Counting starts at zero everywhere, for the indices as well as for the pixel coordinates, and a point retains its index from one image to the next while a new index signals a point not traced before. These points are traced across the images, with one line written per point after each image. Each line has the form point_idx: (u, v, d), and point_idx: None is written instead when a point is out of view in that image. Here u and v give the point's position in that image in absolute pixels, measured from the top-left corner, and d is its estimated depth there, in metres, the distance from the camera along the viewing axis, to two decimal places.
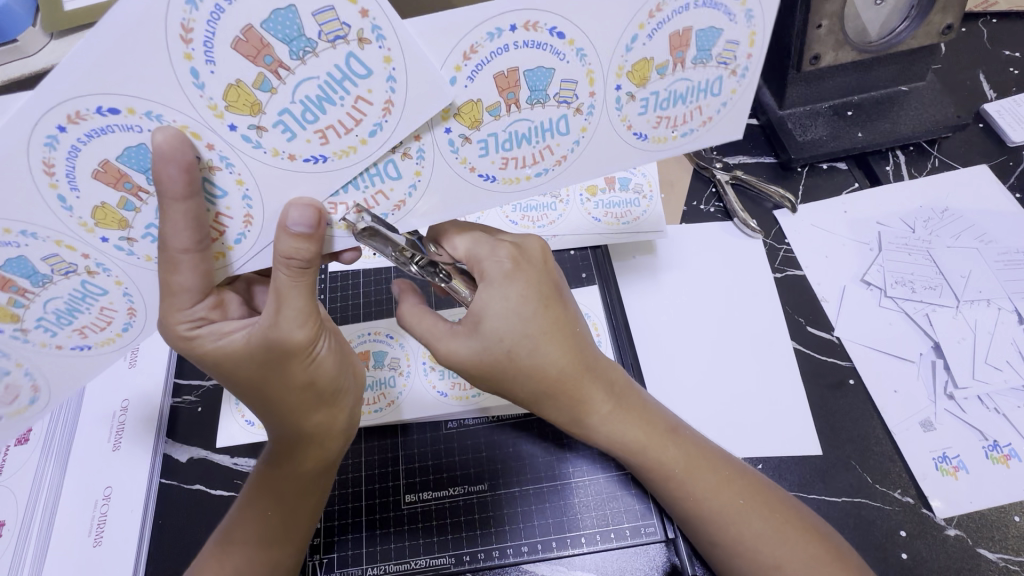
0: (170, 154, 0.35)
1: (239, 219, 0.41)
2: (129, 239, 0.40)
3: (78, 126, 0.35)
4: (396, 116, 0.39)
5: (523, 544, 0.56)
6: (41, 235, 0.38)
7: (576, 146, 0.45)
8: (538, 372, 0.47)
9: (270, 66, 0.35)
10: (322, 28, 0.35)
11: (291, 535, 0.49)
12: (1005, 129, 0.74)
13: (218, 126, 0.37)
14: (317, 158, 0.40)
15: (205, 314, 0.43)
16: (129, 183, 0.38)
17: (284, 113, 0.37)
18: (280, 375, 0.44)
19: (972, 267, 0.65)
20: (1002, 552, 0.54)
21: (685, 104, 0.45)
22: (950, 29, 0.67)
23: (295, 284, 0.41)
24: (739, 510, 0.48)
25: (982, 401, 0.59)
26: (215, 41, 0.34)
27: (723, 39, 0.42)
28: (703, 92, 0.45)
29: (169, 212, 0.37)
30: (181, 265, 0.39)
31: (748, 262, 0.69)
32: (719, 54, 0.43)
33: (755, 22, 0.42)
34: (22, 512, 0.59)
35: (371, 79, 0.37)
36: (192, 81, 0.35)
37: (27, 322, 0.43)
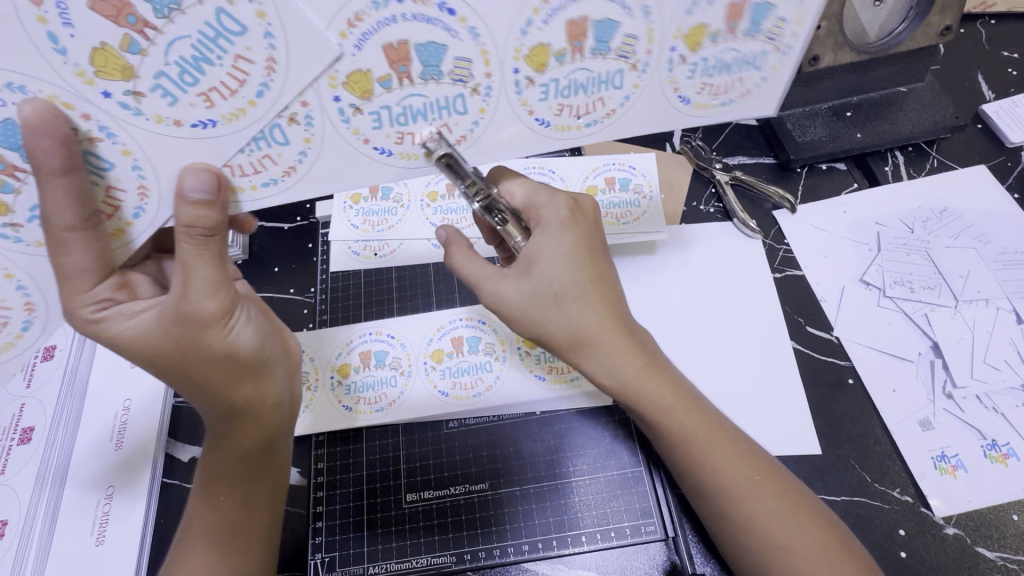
0: (41, 128, 0.35)
1: (140, 192, 0.41)
2: (13, 224, 0.40)
3: None
4: (287, 76, 0.39)
5: (523, 543, 0.56)
6: None
7: (627, 101, 0.46)
8: (577, 323, 0.48)
9: (135, 25, 0.35)
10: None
11: (252, 521, 0.50)
12: (1004, 129, 0.74)
13: (92, 94, 0.36)
14: (205, 124, 0.39)
15: (107, 295, 0.43)
16: (2, 162, 0.38)
17: (162, 75, 0.37)
18: (196, 350, 0.43)
19: (971, 268, 0.66)
20: (1000, 550, 0.54)
21: (728, 75, 0.46)
22: (949, 30, 0.67)
23: (201, 254, 0.41)
24: (756, 486, 0.49)
25: (981, 400, 0.60)
26: (69, 3, 0.33)
27: (775, 15, 0.42)
28: (748, 64, 0.45)
29: (48, 188, 0.37)
30: (69, 243, 0.40)
31: (748, 262, 0.69)
32: (768, 30, 0.43)
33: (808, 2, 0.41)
34: (24, 512, 0.59)
35: (247, 37, 0.36)
36: (52, 46, 0.34)
37: None
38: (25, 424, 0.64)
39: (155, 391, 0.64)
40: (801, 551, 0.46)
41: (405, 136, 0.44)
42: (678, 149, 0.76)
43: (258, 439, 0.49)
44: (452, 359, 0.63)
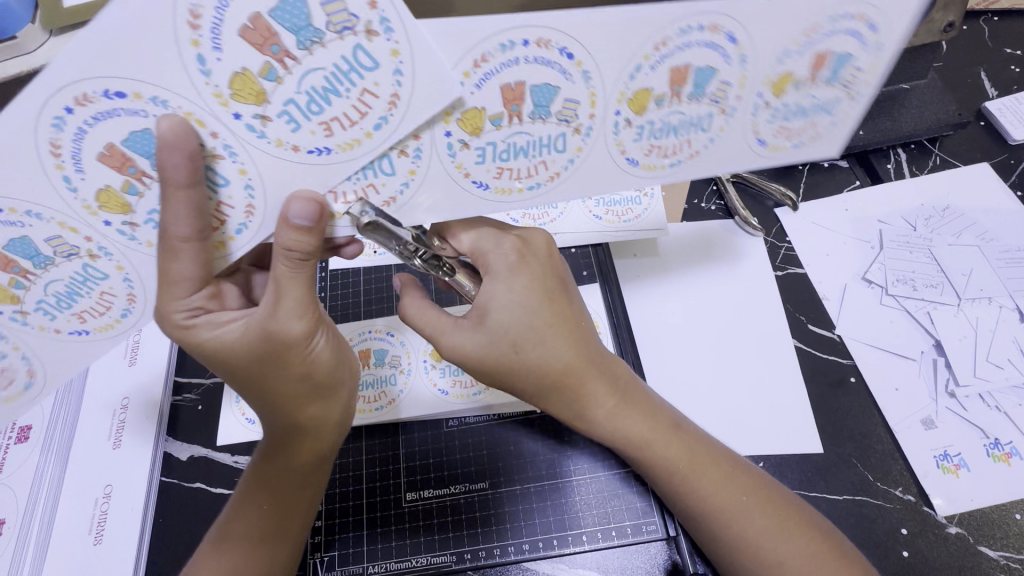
0: (176, 143, 0.35)
1: (243, 208, 0.40)
2: (132, 224, 0.40)
3: (85, 109, 0.35)
4: (404, 110, 0.38)
5: (524, 542, 0.56)
6: (45, 215, 0.38)
7: (711, 143, 0.45)
8: (543, 366, 0.48)
9: (276, 55, 0.35)
10: (330, 18, 0.34)
11: (288, 530, 0.49)
12: (1006, 127, 0.74)
13: (222, 113, 0.36)
14: (321, 150, 0.39)
15: (202, 304, 0.42)
16: (133, 167, 0.37)
17: (291, 103, 0.37)
18: (278, 368, 0.43)
19: (973, 266, 0.65)
20: (1003, 550, 0.54)
21: (805, 119, 0.44)
22: (952, 26, 0.66)
23: (295, 276, 0.41)
24: (745, 507, 0.48)
25: (983, 399, 0.59)
26: (222, 28, 0.33)
27: (854, 65, 0.41)
28: (824, 111, 0.44)
29: (171, 201, 0.36)
30: (180, 254, 0.39)
31: (749, 260, 0.69)
32: (844, 79, 0.42)
33: (884, 48, 0.41)
34: (22, 511, 0.58)
35: (377, 71, 0.36)
36: (197, 65, 0.34)
37: (28, 304, 0.42)
38: (23, 422, 0.63)
39: (154, 389, 0.64)
40: (796, 568, 0.46)
41: (506, 173, 0.44)
42: None
43: (311, 456, 0.49)
44: None
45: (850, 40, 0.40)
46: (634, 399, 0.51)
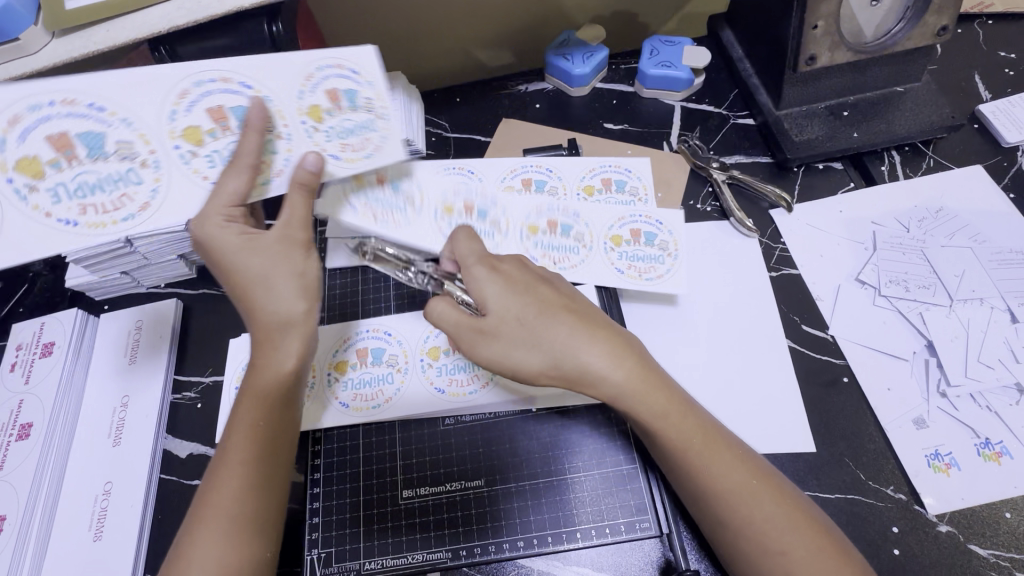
0: (257, 113, 0.50)
1: (275, 172, 0.52)
2: (192, 154, 0.51)
3: (223, 83, 0.50)
4: (385, 154, 0.54)
5: (519, 539, 0.56)
6: (134, 126, 0.49)
7: (497, 246, 0.66)
8: (557, 337, 0.52)
9: (334, 106, 0.52)
10: (367, 100, 0.53)
11: (279, 455, 0.50)
12: (1000, 129, 0.75)
13: (293, 119, 0.52)
14: (333, 156, 0.53)
15: (235, 216, 0.50)
16: (224, 122, 0.51)
17: (330, 129, 0.53)
18: (284, 271, 0.49)
19: (966, 267, 0.66)
20: (993, 548, 0.54)
21: (645, 261, 0.67)
22: (946, 30, 0.67)
23: (304, 203, 0.50)
24: (754, 490, 0.49)
25: (974, 399, 0.60)
26: (320, 85, 0.52)
27: (662, 237, 0.68)
28: (653, 258, 0.67)
29: (247, 138, 0.50)
30: (239, 173, 0.49)
31: (744, 261, 0.69)
32: (659, 244, 0.68)
33: (674, 235, 0.68)
34: (22, 510, 0.58)
35: (371, 132, 0.54)
36: (297, 92, 0.51)
37: (42, 182, 0.49)
38: (24, 419, 0.63)
39: (153, 386, 0.65)
40: (797, 555, 0.47)
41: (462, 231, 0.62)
42: (675, 148, 0.77)
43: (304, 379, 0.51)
44: (448, 357, 0.64)
45: (650, 227, 0.68)
46: (653, 373, 0.53)
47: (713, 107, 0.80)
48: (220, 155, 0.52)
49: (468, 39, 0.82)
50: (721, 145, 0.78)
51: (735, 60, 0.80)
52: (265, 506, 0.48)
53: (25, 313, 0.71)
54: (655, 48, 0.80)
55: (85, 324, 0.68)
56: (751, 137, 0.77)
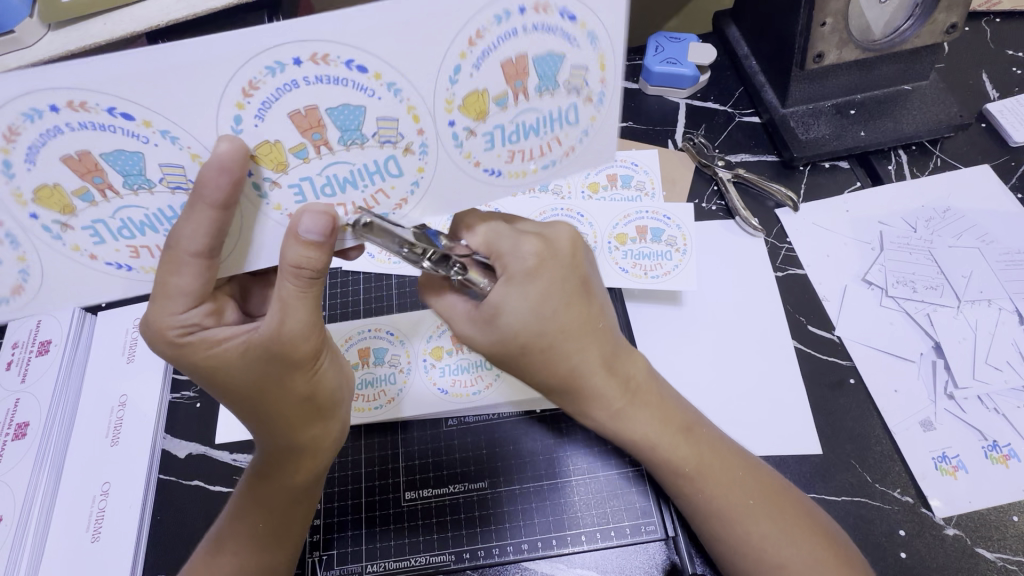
0: (226, 165, 0.36)
1: (399, 199, 0.43)
2: (63, 225, 0.38)
3: (314, 66, 0.35)
4: (576, 159, 0.45)
5: (522, 542, 0.56)
6: (182, 142, 0.36)
7: None
8: (554, 366, 0.48)
9: (516, 89, 0.40)
10: (570, 77, 0.41)
11: (285, 543, 0.48)
12: (1008, 129, 0.74)
13: (442, 117, 0.40)
14: (494, 173, 0.43)
15: (199, 319, 0.41)
16: (318, 135, 0.38)
17: (498, 129, 0.41)
18: (279, 388, 0.42)
19: (974, 267, 0.65)
20: (1001, 551, 0.54)
21: (650, 258, 0.66)
22: (955, 28, 0.66)
23: (300, 296, 0.40)
24: (749, 511, 0.48)
25: (982, 401, 0.60)
26: (490, 54, 0.38)
27: (667, 233, 0.67)
28: (661, 256, 0.66)
29: (195, 214, 0.37)
30: (184, 267, 0.39)
31: (750, 261, 0.69)
32: (667, 239, 0.67)
33: (683, 228, 0.67)
34: (19, 508, 0.57)
35: (574, 127, 0.43)
36: (451, 73, 0.38)
37: (76, 219, 0.38)
38: (20, 419, 0.62)
39: (153, 386, 0.64)
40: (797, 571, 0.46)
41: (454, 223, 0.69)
42: (680, 146, 0.76)
43: (306, 479, 0.48)
44: (451, 357, 0.63)
45: (657, 222, 0.68)
46: (644, 400, 0.50)
47: (719, 105, 0.79)
48: (106, 224, 0.39)
49: None
50: (726, 143, 0.77)
51: (740, 57, 0.79)
52: None
53: None
54: (660, 45, 0.79)
55: (83, 321, 0.68)
56: (756, 136, 0.77)
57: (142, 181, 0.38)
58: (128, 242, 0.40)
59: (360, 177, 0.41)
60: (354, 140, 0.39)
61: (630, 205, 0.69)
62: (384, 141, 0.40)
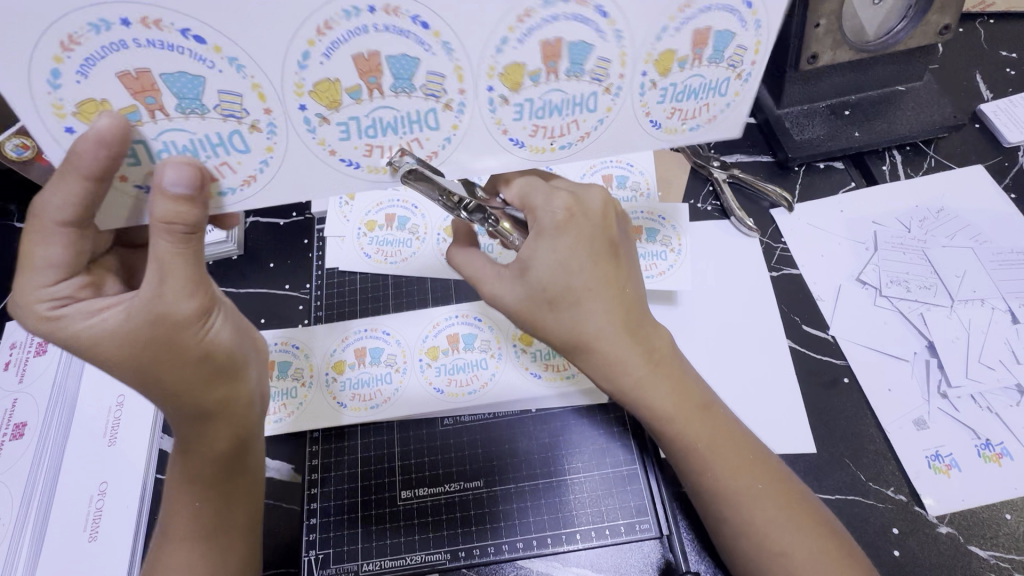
0: (107, 137, 0.36)
1: (581, 134, 0.45)
2: (322, 119, 0.40)
3: (575, 6, 0.38)
4: (713, 126, 0.47)
5: (518, 540, 0.56)
6: (452, 56, 0.39)
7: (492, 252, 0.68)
8: (577, 326, 0.47)
9: (694, 56, 0.42)
10: (733, 56, 0.43)
11: (232, 519, 0.48)
12: (1001, 129, 0.74)
13: (638, 67, 0.42)
14: (655, 125, 0.46)
15: (71, 292, 0.41)
16: (553, 64, 0.40)
17: (672, 87, 0.43)
18: (168, 353, 0.41)
19: (967, 267, 0.66)
20: (993, 550, 0.54)
21: (646, 259, 0.67)
22: (948, 29, 0.67)
23: (177, 253, 0.39)
24: (757, 496, 0.47)
25: (975, 400, 0.60)
26: (690, 21, 0.40)
27: (661, 234, 0.68)
28: (656, 256, 0.67)
29: (62, 185, 0.37)
30: (55, 238, 0.39)
31: (745, 261, 0.69)
32: (661, 239, 0.68)
33: (678, 229, 0.68)
34: (16, 503, 0.58)
35: (722, 100, 0.45)
36: (659, 32, 0.40)
37: (335, 116, 0.40)
38: (18, 419, 0.63)
39: None
40: (796, 560, 0.46)
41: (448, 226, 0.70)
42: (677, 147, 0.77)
43: (228, 447, 0.46)
44: (447, 356, 0.63)
45: (651, 223, 0.69)
46: (663, 369, 0.48)
47: None
48: (359, 122, 0.41)
49: None
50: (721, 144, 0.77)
51: None
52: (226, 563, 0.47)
53: None
54: None
55: None
56: (752, 136, 0.77)
57: (197, 106, 0.38)
58: (368, 140, 0.42)
59: (566, 108, 0.43)
60: (403, 89, 0.40)
61: (625, 205, 0.70)
62: (429, 94, 0.40)
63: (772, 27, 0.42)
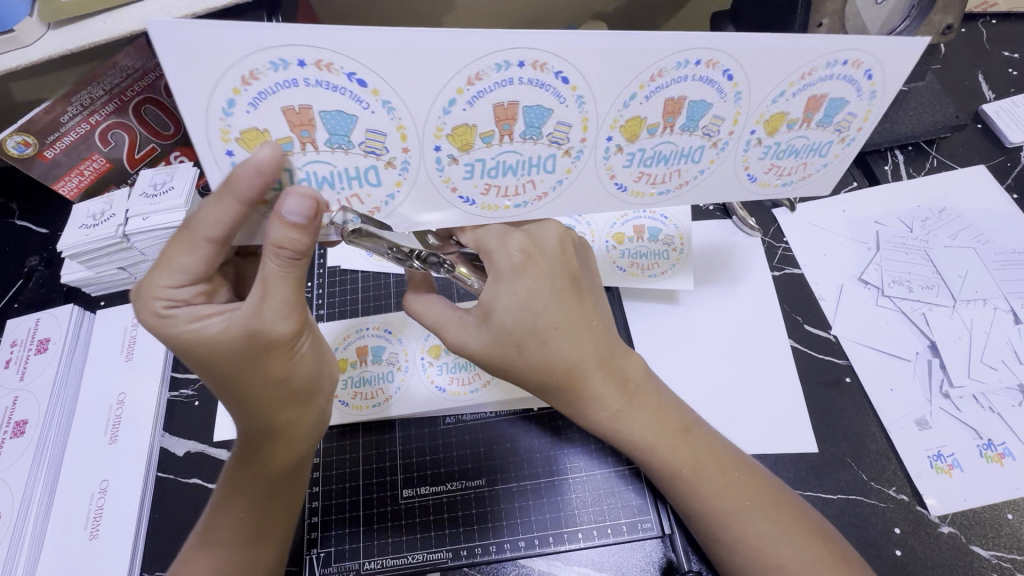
0: (262, 168, 0.37)
1: (679, 181, 0.47)
2: (453, 159, 0.41)
3: (708, 69, 0.40)
4: (808, 183, 0.50)
5: (520, 539, 0.56)
6: (585, 108, 0.40)
7: None
8: (547, 365, 0.47)
9: (802, 119, 0.45)
10: (838, 122, 0.46)
11: (272, 534, 0.48)
12: (1004, 130, 0.74)
13: (749, 126, 0.44)
14: (751, 176, 0.48)
15: (188, 297, 0.41)
16: (671, 118, 0.42)
17: (776, 145, 0.46)
18: (259, 369, 0.42)
19: (969, 267, 0.66)
20: (995, 549, 0.54)
21: (647, 258, 0.67)
22: (950, 29, 0.67)
23: (283, 276, 0.40)
24: (745, 512, 0.47)
25: (977, 400, 0.60)
26: (807, 89, 0.43)
27: (664, 233, 0.68)
28: (658, 255, 0.67)
29: (221, 205, 0.38)
30: (197, 249, 0.40)
31: (747, 260, 0.69)
32: (664, 239, 0.68)
33: (680, 227, 0.68)
34: (16, 504, 0.57)
35: (818, 158, 0.48)
36: (776, 96, 0.43)
37: (467, 157, 0.41)
38: (18, 417, 0.62)
39: (151, 384, 0.64)
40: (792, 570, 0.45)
41: None
42: None
43: (283, 466, 0.47)
44: (449, 355, 0.63)
45: (654, 222, 0.69)
46: (641, 400, 0.50)
47: None
48: (484, 164, 0.42)
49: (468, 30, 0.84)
50: None
51: None
52: None
53: (20, 309, 0.71)
54: None
55: (82, 320, 0.68)
56: None
57: (344, 142, 0.38)
58: (489, 179, 0.43)
59: (673, 157, 0.45)
60: (532, 136, 0.41)
61: None
62: (553, 141, 0.42)
63: (886, 94, 0.45)
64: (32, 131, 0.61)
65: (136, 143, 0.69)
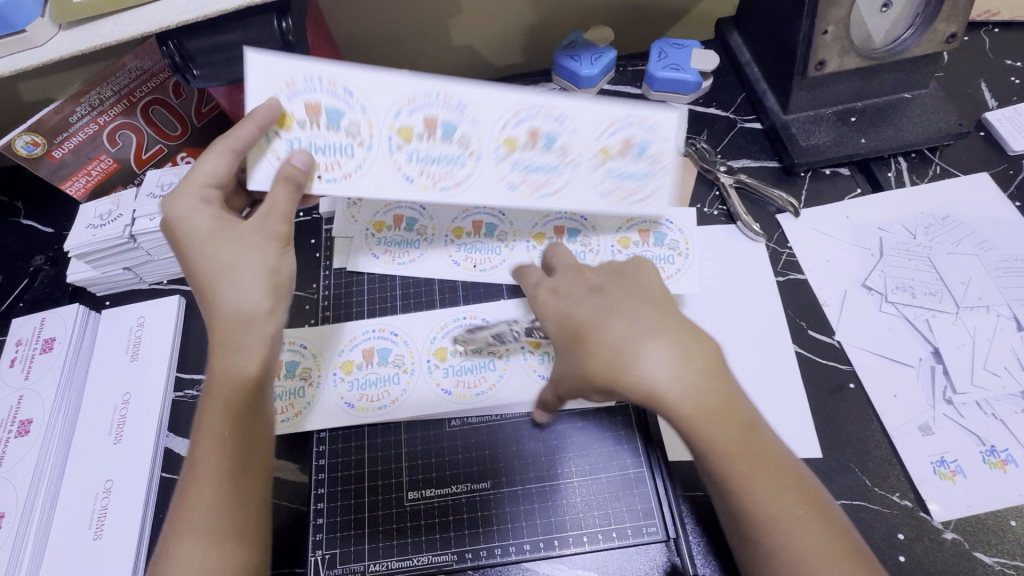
0: (272, 111, 0.52)
1: (552, 189, 0.56)
2: (399, 146, 0.55)
3: (549, 110, 0.55)
4: (650, 205, 0.57)
5: (524, 542, 0.56)
6: (476, 124, 0.55)
7: (502, 258, 0.69)
8: (611, 343, 0.46)
9: (625, 151, 0.55)
10: (660, 159, 0.56)
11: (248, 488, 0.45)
12: (1006, 138, 0.75)
13: (588, 155, 0.56)
14: (603, 194, 0.57)
15: (207, 198, 0.51)
16: (537, 137, 0.55)
17: (611, 169, 0.56)
18: (247, 257, 0.48)
19: (972, 274, 0.66)
20: (998, 556, 0.54)
21: (653, 262, 0.67)
22: (954, 37, 0.67)
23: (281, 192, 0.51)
24: (797, 521, 0.42)
25: (980, 406, 0.60)
26: (618, 133, 0.55)
27: (670, 238, 0.68)
28: (662, 259, 0.67)
29: (246, 125, 0.51)
30: (221, 154, 0.51)
31: (751, 264, 0.69)
32: (669, 244, 0.68)
33: (684, 232, 0.69)
34: (21, 504, 0.57)
35: (650, 184, 0.56)
36: (603, 135, 0.55)
37: (407, 145, 0.55)
38: (23, 416, 0.62)
39: (154, 385, 0.64)
40: None
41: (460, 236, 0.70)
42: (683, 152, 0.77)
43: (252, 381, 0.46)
44: (455, 358, 0.63)
45: (660, 227, 0.69)
46: (720, 388, 0.45)
47: (721, 111, 0.81)
48: (419, 155, 0.55)
49: (474, 35, 0.84)
50: (726, 150, 0.78)
51: (744, 64, 0.80)
52: (215, 520, 0.43)
53: (24, 309, 0.71)
54: (662, 51, 0.80)
55: (87, 320, 0.68)
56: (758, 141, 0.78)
57: (334, 126, 0.54)
58: (425, 165, 0.56)
59: (539, 168, 0.56)
60: (446, 139, 0.55)
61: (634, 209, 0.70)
62: (461, 144, 0.55)
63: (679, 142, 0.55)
64: (41, 131, 0.61)
65: (143, 143, 0.69)
